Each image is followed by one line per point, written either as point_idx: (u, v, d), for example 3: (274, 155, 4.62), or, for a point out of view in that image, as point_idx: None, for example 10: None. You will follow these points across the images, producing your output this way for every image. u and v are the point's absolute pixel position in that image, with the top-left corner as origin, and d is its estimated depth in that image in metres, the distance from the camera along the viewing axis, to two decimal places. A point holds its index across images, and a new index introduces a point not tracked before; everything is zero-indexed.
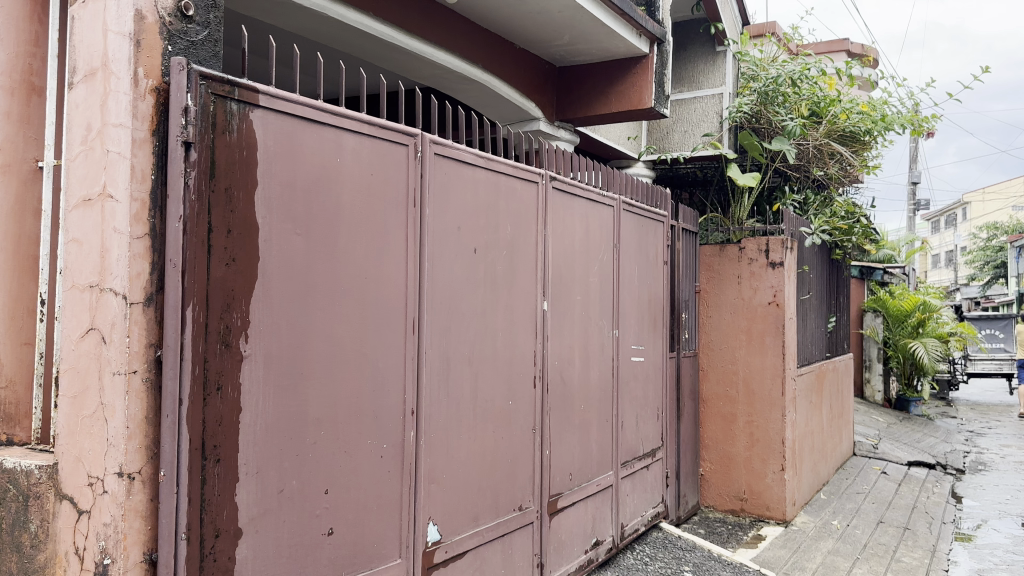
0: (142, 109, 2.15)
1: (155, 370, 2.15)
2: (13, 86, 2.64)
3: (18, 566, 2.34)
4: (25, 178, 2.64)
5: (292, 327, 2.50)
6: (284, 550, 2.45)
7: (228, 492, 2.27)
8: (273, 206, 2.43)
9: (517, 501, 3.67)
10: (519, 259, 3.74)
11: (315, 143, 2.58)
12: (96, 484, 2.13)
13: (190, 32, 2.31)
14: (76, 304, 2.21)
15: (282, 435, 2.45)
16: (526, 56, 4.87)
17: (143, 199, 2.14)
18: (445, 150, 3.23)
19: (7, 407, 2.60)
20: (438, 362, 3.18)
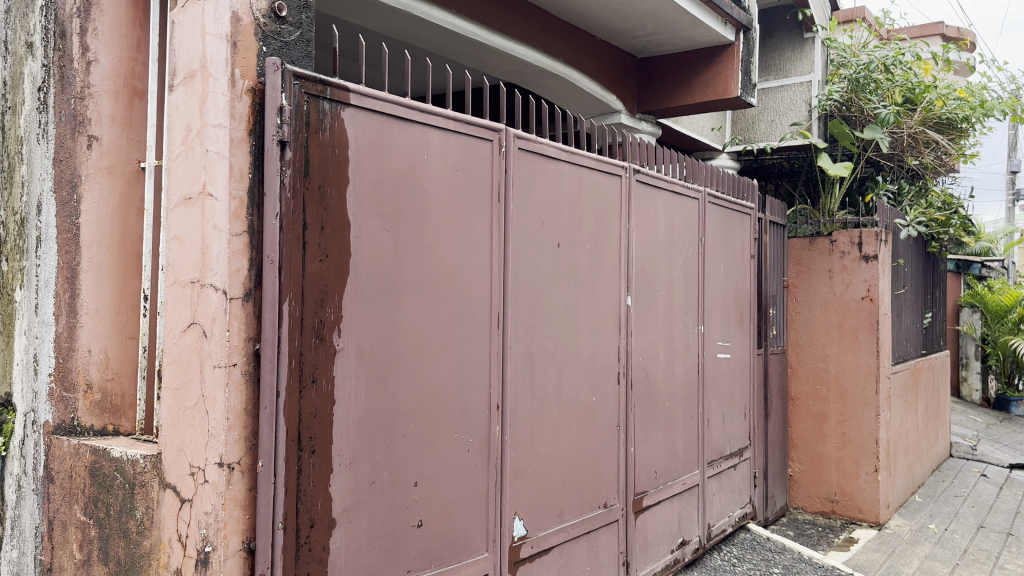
0: (239, 109, 2.22)
1: (253, 364, 2.23)
2: (118, 89, 2.74)
3: (125, 552, 2.42)
4: (129, 178, 2.75)
5: (382, 321, 2.53)
6: (376, 541, 2.49)
7: (323, 482, 2.32)
8: (364, 202, 2.47)
9: (602, 499, 3.65)
10: (603, 254, 3.70)
11: (403, 140, 2.61)
12: (197, 474, 2.19)
13: (283, 33, 2.36)
14: (178, 299, 2.29)
15: (373, 427, 2.49)
16: (608, 48, 4.82)
17: (241, 197, 2.22)
18: (529, 145, 3.23)
19: (113, 399, 2.70)
20: (523, 358, 3.18)
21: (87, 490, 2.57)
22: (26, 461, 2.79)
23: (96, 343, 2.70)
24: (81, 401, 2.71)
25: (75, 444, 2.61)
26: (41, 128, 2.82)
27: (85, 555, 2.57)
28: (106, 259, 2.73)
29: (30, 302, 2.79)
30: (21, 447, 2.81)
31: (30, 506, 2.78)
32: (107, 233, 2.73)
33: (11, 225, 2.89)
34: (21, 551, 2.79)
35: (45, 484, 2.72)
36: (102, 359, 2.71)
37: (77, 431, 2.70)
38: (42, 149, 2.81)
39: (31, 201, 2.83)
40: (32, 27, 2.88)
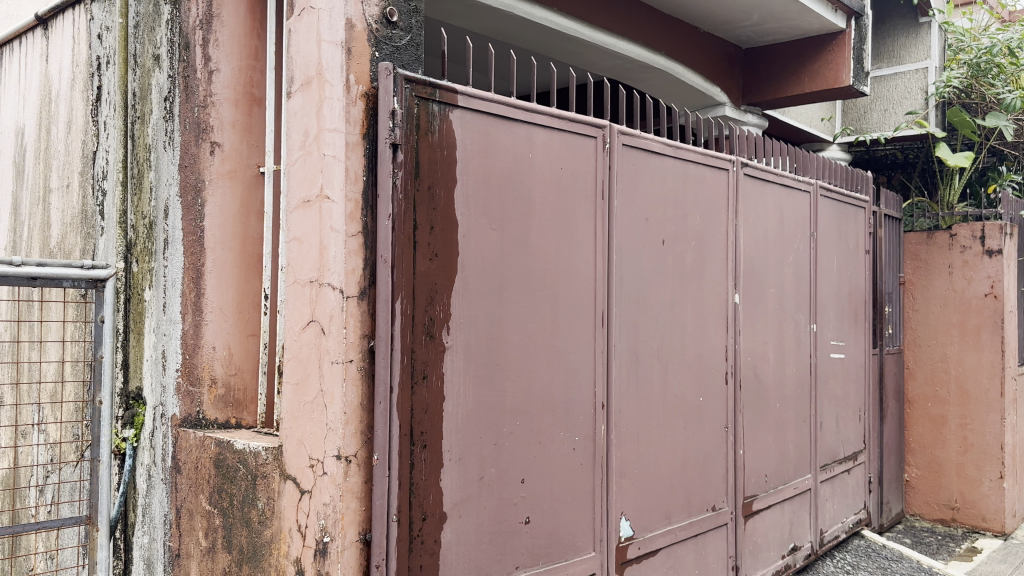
0: (354, 114, 2.30)
1: (368, 359, 2.31)
2: (237, 97, 2.91)
3: (248, 540, 2.53)
4: (248, 182, 2.93)
5: (489, 319, 2.56)
6: (485, 536, 2.52)
7: (435, 477, 2.37)
8: (471, 202, 2.51)
9: (711, 502, 3.58)
10: (709, 250, 3.64)
11: (508, 139, 2.64)
12: (317, 466, 2.27)
13: (394, 37, 2.42)
14: (298, 297, 2.37)
15: (481, 423, 2.52)
16: (712, 40, 4.72)
17: (356, 200, 2.29)
18: (634, 141, 3.20)
19: (236, 393, 2.88)
20: (629, 356, 3.16)
21: (211, 480, 2.69)
22: (156, 452, 2.95)
23: (220, 340, 2.88)
24: (205, 395, 2.88)
25: (200, 436, 2.74)
26: (168, 135, 2.95)
27: (210, 542, 2.69)
28: (228, 259, 2.91)
29: (158, 301, 2.89)
30: (151, 438, 2.97)
31: (159, 494, 2.92)
32: (229, 235, 2.91)
33: (140, 228, 3.01)
34: (152, 537, 2.94)
35: (173, 473, 2.88)
36: (225, 355, 2.89)
37: (202, 424, 2.87)
38: (168, 156, 2.94)
39: (158, 206, 2.96)
40: (159, 40, 3.02)
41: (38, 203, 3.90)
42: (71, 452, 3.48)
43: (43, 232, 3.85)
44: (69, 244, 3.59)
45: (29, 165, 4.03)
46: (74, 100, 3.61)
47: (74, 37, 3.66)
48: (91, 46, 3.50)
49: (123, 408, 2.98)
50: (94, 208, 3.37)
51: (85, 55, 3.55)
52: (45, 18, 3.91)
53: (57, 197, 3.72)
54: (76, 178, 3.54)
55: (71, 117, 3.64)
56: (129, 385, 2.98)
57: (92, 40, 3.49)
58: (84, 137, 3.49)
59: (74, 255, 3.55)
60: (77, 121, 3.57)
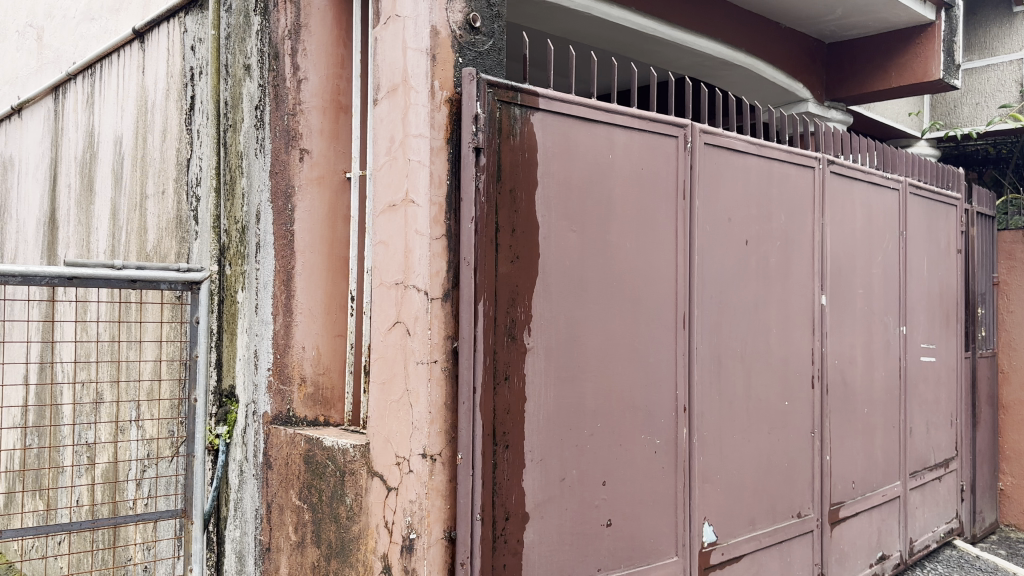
0: (438, 119, 2.34)
1: (452, 360, 2.35)
2: (325, 105, 3.00)
3: (336, 535, 2.61)
4: (336, 188, 3.02)
5: (570, 321, 2.58)
6: (567, 538, 2.53)
7: (517, 477, 2.40)
8: (552, 204, 2.53)
9: (796, 508, 3.51)
10: (794, 250, 3.57)
11: (589, 141, 2.64)
12: (403, 464, 2.32)
13: (477, 42, 2.45)
14: (384, 299, 2.44)
15: (563, 425, 2.53)
16: (794, 36, 4.63)
17: (440, 203, 2.33)
18: (716, 139, 3.17)
19: (324, 391, 2.98)
20: (711, 359, 3.12)
21: (301, 477, 2.78)
22: (248, 448, 3.06)
23: (309, 340, 2.97)
24: (295, 394, 2.98)
25: (291, 433, 2.84)
26: (259, 143, 3.06)
27: (299, 537, 2.78)
28: (317, 262, 2.99)
29: (251, 303, 3.02)
30: (243, 435, 3.09)
31: (251, 489, 3.03)
32: (318, 239, 2.99)
33: (232, 232, 3.13)
34: (243, 531, 3.04)
35: (264, 469, 2.98)
36: (313, 355, 2.98)
37: (292, 421, 2.98)
38: (260, 163, 3.04)
39: (251, 211, 3.07)
40: (249, 50, 3.12)
41: (135, 208, 4.09)
42: (167, 448, 3.65)
43: (140, 236, 4.03)
44: (165, 248, 3.75)
45: (126, 173, 4.22)
46: (169, 109, 3.78)
47: (168, 49, 3.83)
48: (185, 57, 3.66)
49: (217, 406, 3.11)
50: (189, 213, 3.53)
51: (179, 67, 3.72)
52: (142, 32, 4.10)
53: (153, 203, 3.90)
54: (171, 185, 3.71)
55: (166, 126, 3.81)
56: (222, 383, 3.11)
57: (186, 52, 3.65)
58: (178, 146, 3.65)
59: (169, 258, 3.71)
60: (172, 129, 3.74)
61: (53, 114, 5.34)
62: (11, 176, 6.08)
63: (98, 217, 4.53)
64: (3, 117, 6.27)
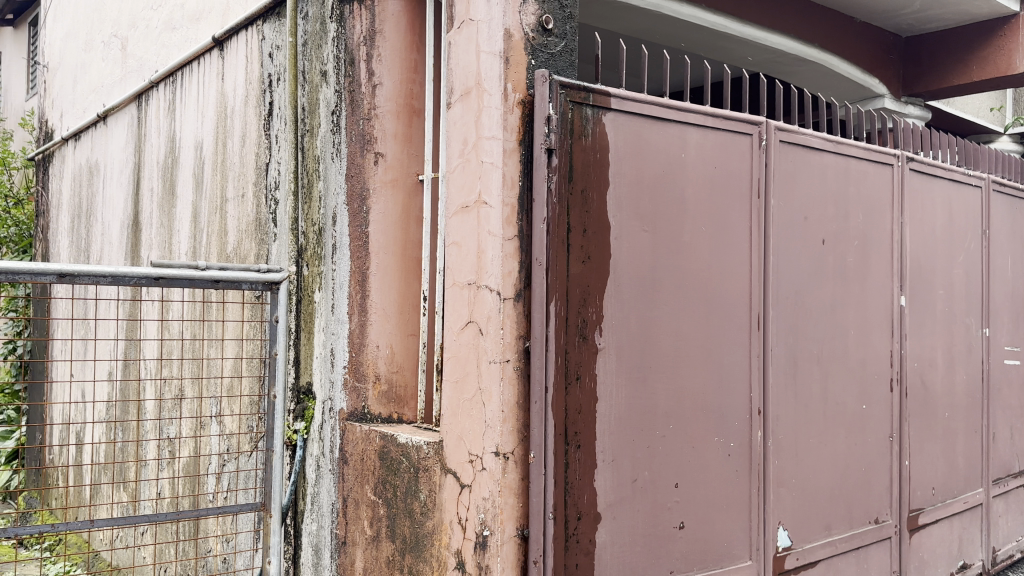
0: (511, 121, 2.37)
1: (525, 359, 2.37)
2: (398, 109, 3.06)
3: (410, 530, 2.66)
4: (409, 190, 3.07)
5: (642, 322, 2.57)
6: (639, 539, 2.53)
7: (588, 478, 2.41)
8: (624, 204, 2.53)
9: (873, 514, 3.43)
10: (872, 250, 3.48)
11: (660, 140, 2.63)
12: (476, 461, 2.36)
13: (550, 44, 2.46)
14: (457, 299, 2.47)
15: (635, 426, 2.53)
16: (869, 30, 4.51)
17: (513, 204, 2.36)
18: (791, 137, 3.12)
19: (398, 389, 3.04)
20: (786, 360, 3.07)
21: (376, 472, 2.84)
22: (325, 443, 3.16)
23: (383, 339, 3.03)
24: (370, 391, 3.05)
25: (366, 430, 2.90)
26: (335, 147, 3.17)
27: (374, 531, 2.84)
28: (391, 262, 3.05)
29: (327, 302, 3.13)
30: (320, 430, 3.20)
31: (327, 484, 3.12)
32: (392, 240, 3.04)
33: (310, 234, 3.26)
34: (320, 524, 3.14)
35: (340, 464, 3.06)
36: (387, 353, 3.03)
37: (367, 418, 3.04)
38: (336, 166, 3.15)
39: (327, 213, 3.19)
40: (326, 57, 3.24)
41: (216, 211, 4.24)
42: (246, 443, 3.77)
43: (220, 238, 4.17)
44: (245, 249, 3.88)
45: (207, 177, 4.37)
46: (248, 115, 3.90)
47: (247, 57, 3.96)
48: (263, 64, 3.78)
49: (295, 402, 3.24)
50: (268, 216, 3.66)
51: (257, 73, 3.84)
52: (221, 40, 4.24)
53: (233, 206, 4.04)
54: (250, 188, 3.84)
55: (245, 132, 3.93)
56: (300, 380, 3.24)
57: (264, 59, 3.77)
58: (257, 150, 3.78)
59: (249, 259, 3.84)
60: (251, 134, 3.86)
61: (136, 121, 5.56)
62: (97, 181, 6.36)
63: (180, 219, 4.71)
64: (90, 125, 6.56)
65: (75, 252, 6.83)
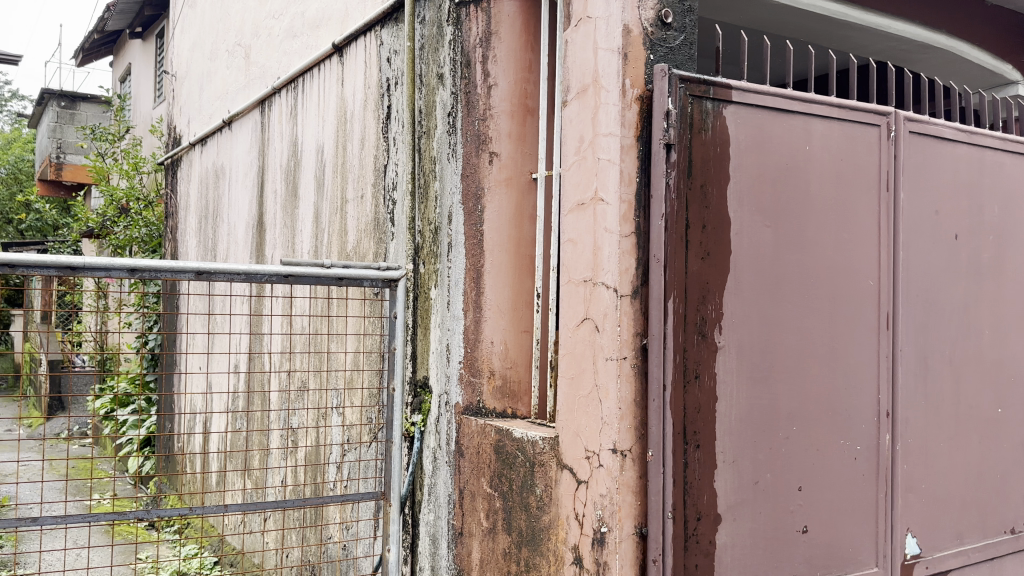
0: (629, 117, 2.35)
1: (642, 357, 2.35)
2: (513, 109, 3.09)
3: (527, 524, 2.69)
4: (522, 188, 3.10)
5: (763, 319, 2.51)
6: (760, 542, 2.47)
7: (708, 478, 2.37)
8: (745, 199, 2.48)
9: (1009, 523, 3.23)
10: (1009, 244, 3.28)
11: (783, 132, 2.56)
12: (593, 458, 2.37)
13: (669, 38, 2.43)
14: (573, 296, 2.49)
15: (756, 426, 2.47)
16: (1003, 13, 4.24)
17: (630, 201, 2.35)
18: (921, 127, 2.98)
19: (512, 385, 3.07)
20: (916, 361, 2.94)
21: (493, 466, 2.88)
22: (441, 436, 3.24)
23: (498, 335, 3.07)
24: (485, 386, 3.10)
25: (482, 423, 2.95)
26: (451, 148, 3.23)
27: (491, 523, 2.89)
28: (505, 260, 3.08)
29: (443, 299, 3.21)
30: (436, 423, 3.28)
31: (444, 475, 3.20)
32: (506, 238, 3.08)
33: (427, 233, 3.36)
34: (437, 514, 3.23)
35: (456, 457, 3.12)
36: (502, 349, 3.08)
37: (482, 412, 3.10)
38: (452, 166, 3.22)
39: (443, 212, 3.27)
40: (443, 60, 3.32)
41: (337, 211, 4.40)
42: (366, 434, 3.90)
43: (341, 238, 4.33)
44: (364, 248, 4.02)
45: (327, 179, 4.55)
46: (367, 119, 4.04)
47: (366, 62, 4.08)
48: (382, 69, 3.89)
49: (412, 396, 3.39)
50: (386, 216, 3.78)
51: (376, 78, 3.96)
52: (341, 46, 4.40)
53: (352, 207, 4.18)
54: (370, 189, 3.96)
55: (364, 135, 4.07)
56: (417, 374, 3.38)
57: (382, 64, 3.88)
58: (376, 153, 3.90)
59: (367, 258, 3.98)
60: (370, 137, 3.99)
61: (260, 126, 5.83)
62: (222, 184, 6.70)
63: (302, 219, 4.91)
64: (215, 130, 6.92)
65: (203, 252, 7.24)
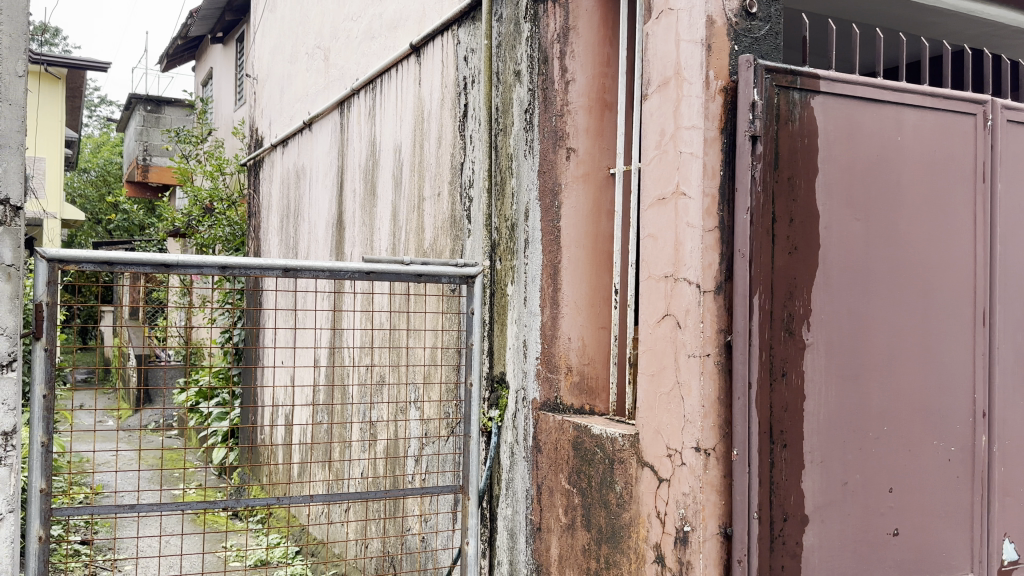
0: (713, 110, 2.31)
1: (726, 354, 2.31)
2: (591, 104, 3.06)
3: (606, 521, 2.68)
4: (600, 183, 3.07)
5: (853, 316, 2.43)
6: (849, 544, 2.40)
7: (795, 478, 2.32)
8: (834, 192, 2.41)
9: None
10: None
11: (873, 122, 2.47)
12: (675, 456, 2.34)
13: (754, 29, 2.37)
14: (653, 292, 2.47)
15: (845, 426, 2.40)
16: None
17: (713, 195, 2.31)
18: (1019, 115, 2.85)
19: (589, 382, 3.06)
20: (1014, 359, 2.80)
21: (571, 462, 2.88)
22: (518, 431, 3.25)
23: (575, 331, 3.06)
24: (562, 382, 3.09)
25: (559, 419, 2.95)
26: (528, 144, 3.24)
27: (570, 519, 2.88)
28: (583, 256, 3.06)
29: (520, 296, 3.24)
30: (514, 419, 3.29)
31: (522, 470, 3.21)
32: (583, 234, 3.06)
33: (504, 229, 3.38)
34: (515, 509, 3.25)
35: (534, 452, 3.13)
36: (579, 345, 3.06)
37: (559, 409, 3.09)
38: (529, 163, 3.23)
39: (520, 209, 3.28)
40: (520, 57, 3.32)
41: (414, 209, 4.45)
42: (444, 428, 3.94)
43: (418, 235, 4.39)
44: (441, 245, 4.06)
45: (405, 178, 4.61)
46: (445, 117, 4.07)
47: (443, 61, 4.12)
48: (459, 68, 3.93)
49: (490, 391, 3.41)
50: (463, 213, 3.81)
51: (453, 77, 3.99)
52: (418, 46, 4.45)
53: (429, 204, 4.23)
54: (447, 187, 4.01)
55: (441, 133, 4.11)
56: (494, 369, 3.40)
57: (459, 62, 3.91)
58: (453, 151, 3.94)
59: (445, 255, 4.02)
60: (447, 136, 4.03)
61: (339, 127, 5.95)
62: (303, 184, 6.87)
63: (380, 217, 5.00)
64: (296, 131, 7.09)
65: (284, 250, 7.44)
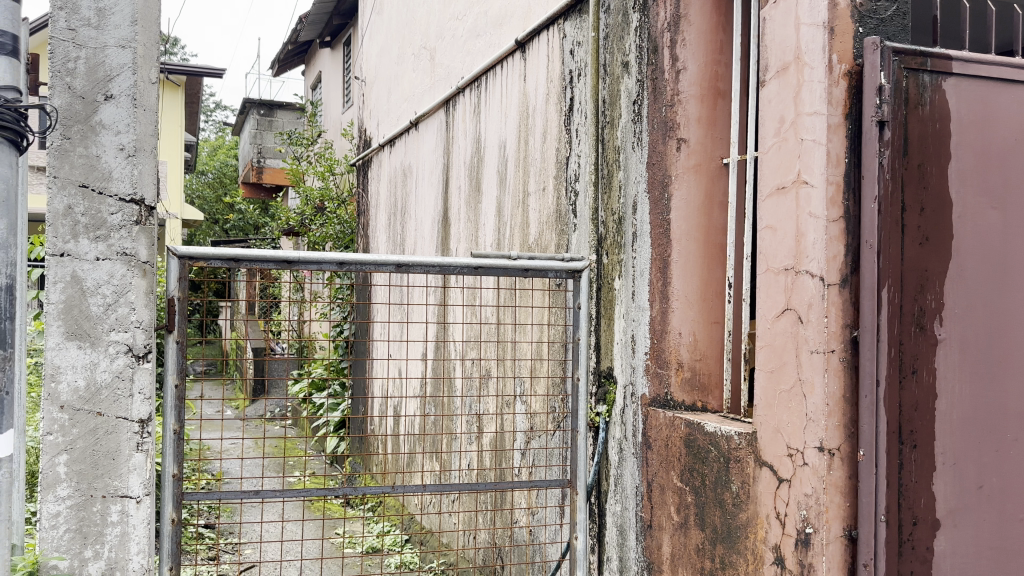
0: (836, 95, 2.21)
1: (852, 350, 2.21)
2: (703, 93, 2.98)
3: (721, 521, 2.61)
4: (712, 174, 2.99)
5: (990, 311, 2.28)
6: (984, 551, 2.25)
7: (926, 480, 2.19)
8: (968, 179, 2.26)
9: None
10: None
11: (1013, 104, 2.31)
12: (797, 456, 2.25)
13: (880, 9, 2.25)
14: (772, 285, 2.39)
15: (980, 427, 2.25)
16: None
17: (838, 183, 2.20)
18: None
19: (702, 377, 2.98)
20: None
21: (683, 459, 2.82)
22: (627, 427, 3.21)
23: (686, 326, 2.98)
24: (673, 377, 3.01)
25: (670, 416, 2.89)
26: (637, 137, 3.19)
27: (682, 518, 2.82)
28: (694, 250, 2.99)
29: (628, 290, 3.21)
30: (622, 414, 3.26)
31: (631, 466, 3.17)
32: (694, 226, 2.98)
33: (612, 223, 3.36)
34: (624, 505, 3.22)
35: (644, 449, 3.08)
36: (691, 341, 2.98)
37: (670, 404, 3.01)
38: (638, 155, 3.18)
39: (628, 202, 3.24)
40: (628, 47, 3.28)
41: (519, 205, 4.47)
42: (550, 422, 3.94)
43: (524, 230, 4.39)
44: (546, 240, 4.06)
45: (510, 173, 4.63)
46: (550, 111, 4.06)
47: (549, 56, 4.11)
48: (564, 61, 3.91)
49: (597, 385, 3.39)
50: (569, 207, 3.79)
51: (559, 71, 3.98)
52: (523, 42, 4.46)
53: (535, 199, 4.24)
54: (552, 182, 4.00)
55: (547, 128, 4.10)
56: (602, 364, 3.38)
57: (565, 56, 3.89)
58: (559, 145, 3.93)
59: (551, 249, 4.01)
60: (552, 130, 4.02)
61: (445, 125, 6.04)
62: (410, 181, 7.01)
63: (485, 213, 5.04)
64: (403, 130, 7.24)
65: (392, 246, 7.61)
